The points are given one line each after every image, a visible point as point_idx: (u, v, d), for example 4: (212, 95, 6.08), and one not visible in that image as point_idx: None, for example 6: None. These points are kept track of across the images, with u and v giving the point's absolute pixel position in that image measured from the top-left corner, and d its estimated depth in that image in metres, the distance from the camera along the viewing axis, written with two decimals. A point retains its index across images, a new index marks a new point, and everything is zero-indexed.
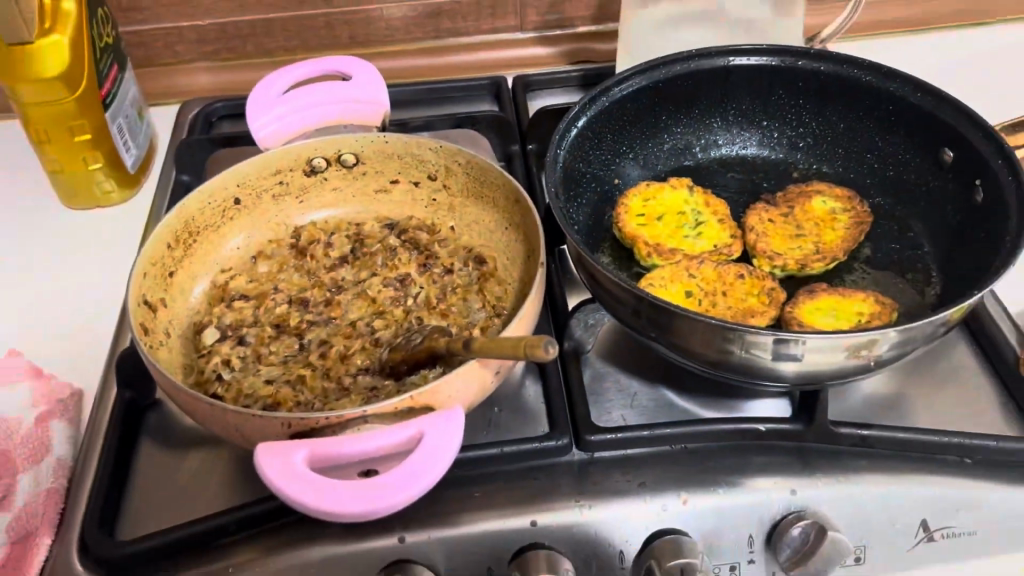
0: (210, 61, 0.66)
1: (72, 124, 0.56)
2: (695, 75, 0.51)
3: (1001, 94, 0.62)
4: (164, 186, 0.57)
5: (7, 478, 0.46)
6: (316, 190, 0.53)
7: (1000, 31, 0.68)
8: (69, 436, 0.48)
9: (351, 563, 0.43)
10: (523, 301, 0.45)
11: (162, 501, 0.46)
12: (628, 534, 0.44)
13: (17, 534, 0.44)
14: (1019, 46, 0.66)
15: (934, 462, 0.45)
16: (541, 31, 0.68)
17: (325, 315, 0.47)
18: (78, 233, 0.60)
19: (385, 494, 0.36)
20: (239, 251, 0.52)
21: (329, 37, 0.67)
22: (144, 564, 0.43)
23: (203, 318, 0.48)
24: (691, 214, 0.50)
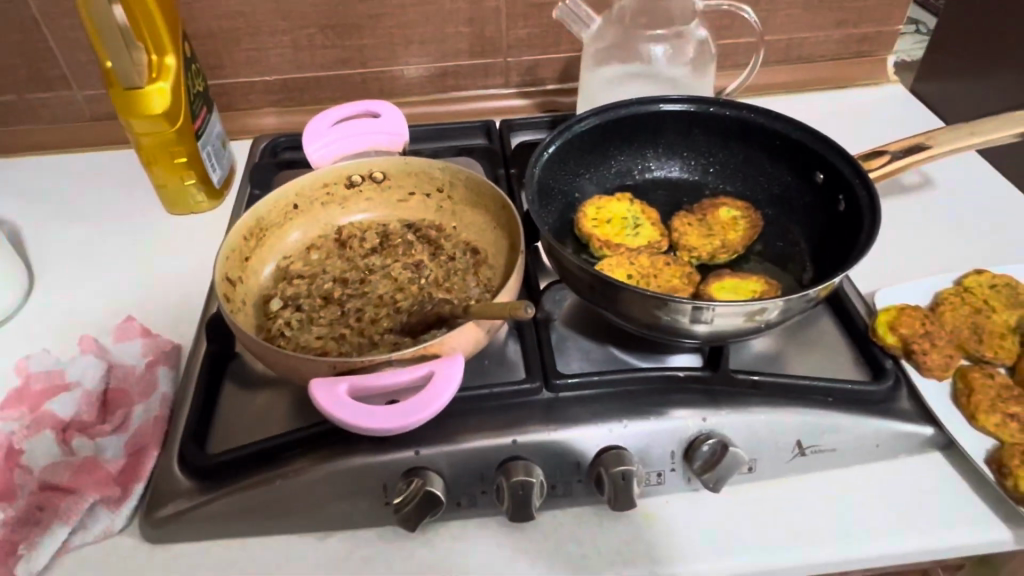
0: (275, 107, 0.92)
1: (172, 149, 0.76)
2: (636, 117, 0.69)
3: (845, 135, 0.87)
4: (241, 198, 0.79)
5: (127, 408, 0.59)
6: (354, 199, 0.70)
7: (854, 93, 0.94)
8: (171, 377, 0.62)
9: (379, 472, 0.52)
10: (507, 279, 0.62)
11: (239, 427, 0.59)
12: (583, 449, 0.53)
13: (132, 448, 0.57)
14: (863, 103, 0.92)
15: (809, 402, 0.56)
16: (520, 87, 0.95)
17: (360, 290, 0.62)
18: (180, 230, 0.80)
19: (411, 414, 0.45)
20: (297, 243, 0.68)
21: (363, 88, 0.92)
22: (222, 472, 0.53)
23: (269, 292, 0.63)
24: (632, 219, 0.66)
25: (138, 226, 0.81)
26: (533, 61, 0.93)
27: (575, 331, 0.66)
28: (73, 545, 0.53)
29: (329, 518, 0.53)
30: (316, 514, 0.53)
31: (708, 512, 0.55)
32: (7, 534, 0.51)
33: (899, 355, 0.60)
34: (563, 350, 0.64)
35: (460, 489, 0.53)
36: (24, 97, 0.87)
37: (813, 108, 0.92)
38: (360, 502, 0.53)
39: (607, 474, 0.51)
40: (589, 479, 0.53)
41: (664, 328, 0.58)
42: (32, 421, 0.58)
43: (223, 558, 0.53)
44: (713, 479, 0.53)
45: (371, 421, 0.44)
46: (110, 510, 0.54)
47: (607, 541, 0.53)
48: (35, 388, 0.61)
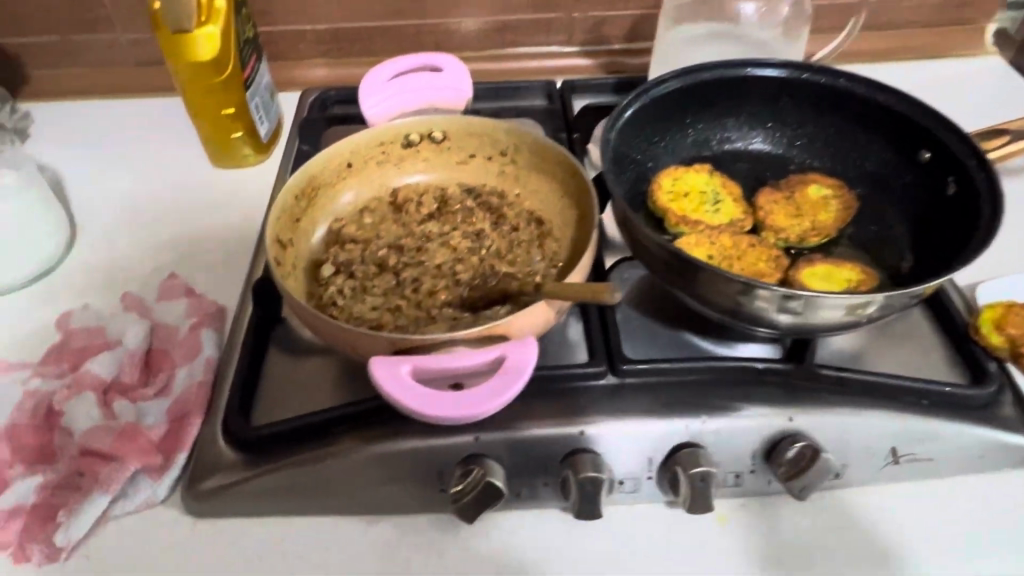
0: (324, 58, 0.87)
1: (219, 98, 0.73)
2: (720, 81, 0.63)
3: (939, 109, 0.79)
4: (289, 153, 0.75)
5: (169, 371, 0.57)
6: (411, 160, 0.65)
7: (949, 63, 0.86)
8: (215, 339, 0.59)
9: (434, 457, 0.49)
10: (575, 254, 0.57)
11: (286, 397, 0.56)
12: (657, 446, 0.49)
13: (175, 414, 0.54)
14: (960, 75, 0.84)
15: (901, 405, 0.51)
16: (583, 46, 0.89)
17: (417, 258, 0.57)
18: (225, 184, 0.77)
19: (479, 402, 0.40)
20: (350, 205, 0.63)
21: (418, 42, 0.87)
22: (266, 446, 0.50)
23: (321, 256, 0.59)
24: (711, 194, 0.61)
25: (180, 178, 0.78)
26: (599, 18, 0.86)
27: (643, 310, 0.61)
28: (113, 513, 0.50)
29: (379, 502, 0.50)
30: (366, 497, 0.50)
31: (788, 518, 0.50)
32: (45, 499, 0.49)
33: (1004, 359, 0.55)
34: (630, 332, 0.59)
35: (520, 479, 0.50)
36: (68, 38, 0.83)
37: (903, 78, 0.84)
38: (411, 487, 0.50)
39: (684, 475, 0.47)
40: (661, 477, 0.49)
41: (745, 316, 0.53)
42: (73, 380, 0.55)
43: (267, 538, 0.50)
44: (800, 487, 0.48)
45: (438, 410, 0.40)
46: (152, 480, 0.51)
47: (677, 544, 0.49)
48: (76, 345, 0.59)
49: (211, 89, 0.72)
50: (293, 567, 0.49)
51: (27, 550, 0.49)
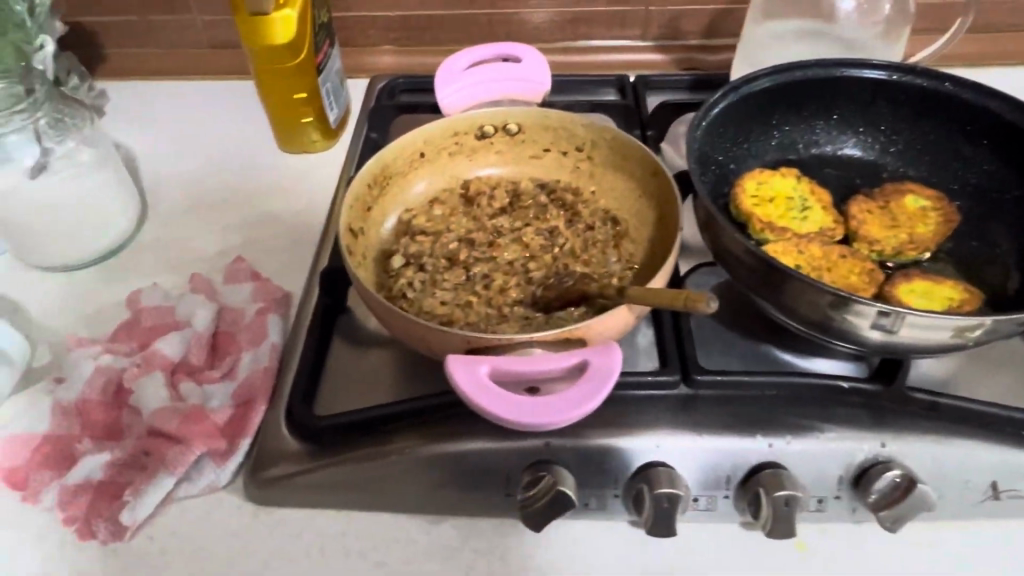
0: (393, 45, 0.86)
1: (292, 83, 0.72)
2: (813, 81, 0.60)
3: None
4: (358, 141, 0.75)
5: (235, 355, 0.56)
6: (484, 152, 0.63)
7: None
8: (281, 325, 0.59)
9: (501, 460, 0.47)
10: (653, 257, 0.55)
11: (349, 389, 0.56)
12: (735, 465, 0.47)
13: (240, 399, 0.54)
14: None
15: (1001, 436, 0.47)
16: (658, 41, 0.86)
17: (489, 253, 0.56)
18: (292, 169, 0.77)
19: (562, 409, 0.38)
20: (420, 195, 0.62)
21: (489, 32, 0.86)
22: (328, 438, 0.49)
23: (390, 247, 0.58)
24: (799, 200, 0.58)
25: (249, 161, 0.78)
26: (677, 12, 0.84)
27: (720, 319, 0.58)
28: (177, 495, 0.50)
29: (441, 503, 0.49)
30: (428, 497, 0.49)
31: (875, 550, 0.47)
32: (113, 476, 0.50)
33: None
34: (706, 342, 0.56)
35: (589, 489, 0.47)
36: (145, 19, 0.84)
37: (1002, 84, 0.79)
38: (476, 490, 0.48)
39: (766, 497, 0.44)
40: (739, 497, 0.47)
41: (834, 331, 0.50)
42: (142, 359, 0.55)
43: (326, 532, 0.49)
44: (891, 519, 0.45)
45: (519, 417, 0.38)
46: (216, 464, 0.51)
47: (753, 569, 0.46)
48: (145, 324, 0.59)
49: (284, 73, 0.71)
50: (352, 564, 0.48)
51: (92, 526, 0.49)
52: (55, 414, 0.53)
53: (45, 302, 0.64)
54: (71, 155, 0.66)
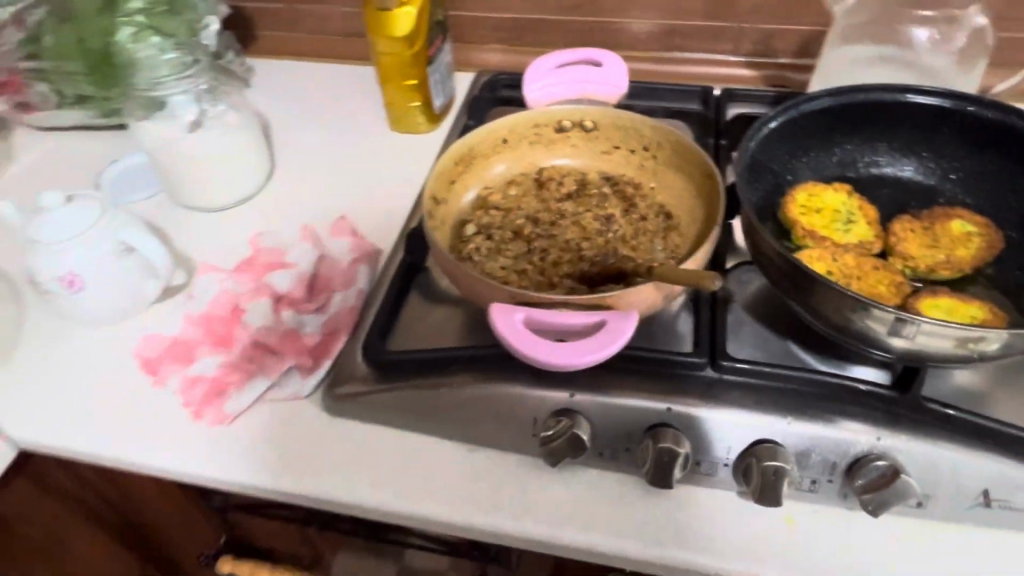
0: (500, 44, 0.96)
1: (406, 71, 0.83)
2: (877, 104, 0.63)
3: None
4: (456, 126, 0.85)
5: (328, 294, 0.68)
6: (560, 144, 0.70)
7: None
8: (369, 275, 0.70)
9: (533, 405, 0.55)
10: (695, 249, 0.60)
11: (417, 334, 0.65)
12: (738, 439, 0.52)
13: (328, 328, 0.64)
14: None
15: (1004, 451, 0.49)
16: (749, 57, 0.90)
17: (549, 231, 0.64)
18: (398, 147, 0.87)
19: (580, 353, 0.46)
20: (499, 176, 0.70)
21: (589, 38, 0.93)
22: (394, 369, 0.58)
23: (467, 217, 0.66)
24: (845, 214, 0.62)
25: (363, 136, 0.89)
26: (770, 31, 0.87)
27: (756, 315, 0.62)
28: (269, 396, 0.61)
29: (479, 435, 0.57)
30: (469, 429, 0.57)
31: (859, 535, 0.51)
32: (223, 375, 0.62)
33: None
34: (738, 334, 0.61)
35: (605, 441, 0.54)
36: (293, 7, 0.97)
37: None
38: (510, 429, 0.56)
39: (757, 465, 0.50)
40: (737, 466, 0.52)
41: (855, 334, 0.53)
42: (256, 287, 0.67)
43: (382, 446, 0.59)
44: (874, 502, 0.49)
45: (538, 351, 0.46)
46: (302, 377, 0.61)
47: (745, 533, 0.52)
48: (262, 261, 0.71)
49: (401, 62, 0.82)
50: (401, 473, 0.57)
51: (203, 410, 0.60)
52: (186, 322, 0.67)
53: (186, 235, 0.78)
54: (222, 117, 0.78)
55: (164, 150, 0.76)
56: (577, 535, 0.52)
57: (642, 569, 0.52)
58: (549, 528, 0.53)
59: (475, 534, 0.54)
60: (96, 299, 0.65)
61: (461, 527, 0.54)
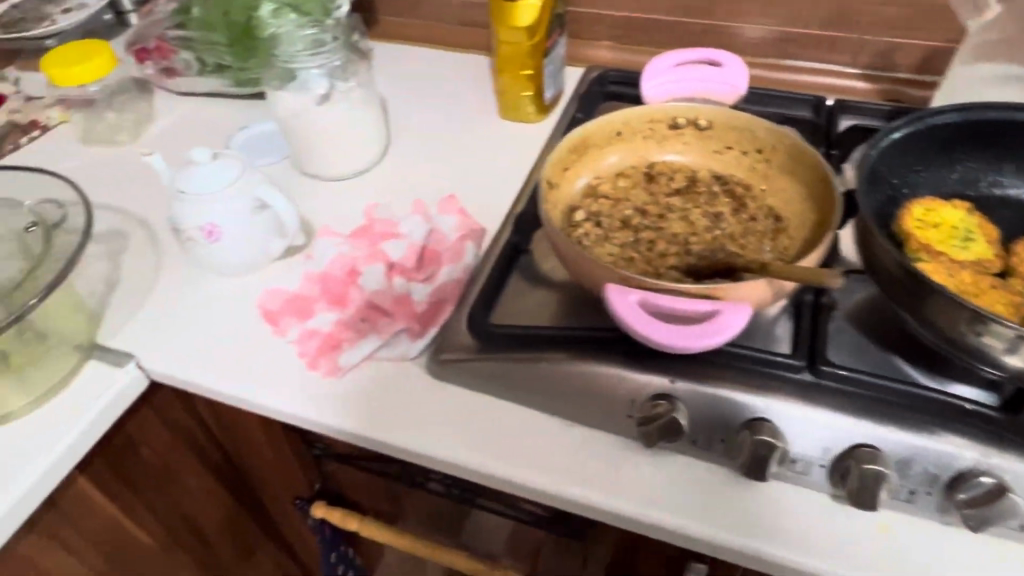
0: (612, 41, 0.98)
1: (523, 60, 0.86)
2: (1005, 123, 0.62)
3: None
4: (565, 118, 0.87)
5: (436, 266, 0.71)
6: (673, 140, 0.71)
7: None
8: (476, 252, 0.73)
9: (630, 389, 0.57)
10: (804, 252, 0.61)
11: (517, 311, 0.67)
12: (835, 443, 0.52)
13: (436, 298, 0.68)
14: None
15: None
16: (866, 70, 0.89)
17: (658, 224, 0.65)
18: (507, 134, 0.91)
19: (688, 338, 0.47)
20: (610, 166, 0.71)
21: (702, 41, 0.94)
22: (498, 342, 0.61)
23: (576, 204, 0.68)
24: (964, 231, 0.61)
25: (474, 121, 0.93)
26: (892, 44, 0.86)
27: (858, 325, 0.62)
28: (379, 355, 0.65)
29: (575, 412, 0.59)
30: (564, 406, 0.59)
31: (929, 544, 0.51)
32: (337, 331, 0.66)
33: None
34: (839, 341, 0.61)
35: (699, 429, 0.55)
36: None
37: None
38: (605, 409, 0.58)
39: (855, 468, 0.50)
40: (833, 468, 0.53)
41: (968, 350, 0.52)
42: (373, 253, 0.72)
43: (479, 413, 0.62)
44: (976, 518, 0.49)
45: (667, 337, 0.48)
46: (410, 340, 0.65)
47: (814, 528, 0.53)
48: (377, 230, 0.76)
49: (519, 53, 0.85)
50: (496, 436, 0.60)
51: (318, 362, 0.65)
52: (305, 280, 0.72)
53: (306, 201, 0.83)
54: (354, 96, 0.83)
55: (296, 120, 0.82)
56: (653, 512, 0.54)
57: (704, 550, 0.54)
58: (627, 503, 0.55)
59: (552, 499, 0.57)
60: (229, 251, 0.70)
61: (545, 492, 0.57)
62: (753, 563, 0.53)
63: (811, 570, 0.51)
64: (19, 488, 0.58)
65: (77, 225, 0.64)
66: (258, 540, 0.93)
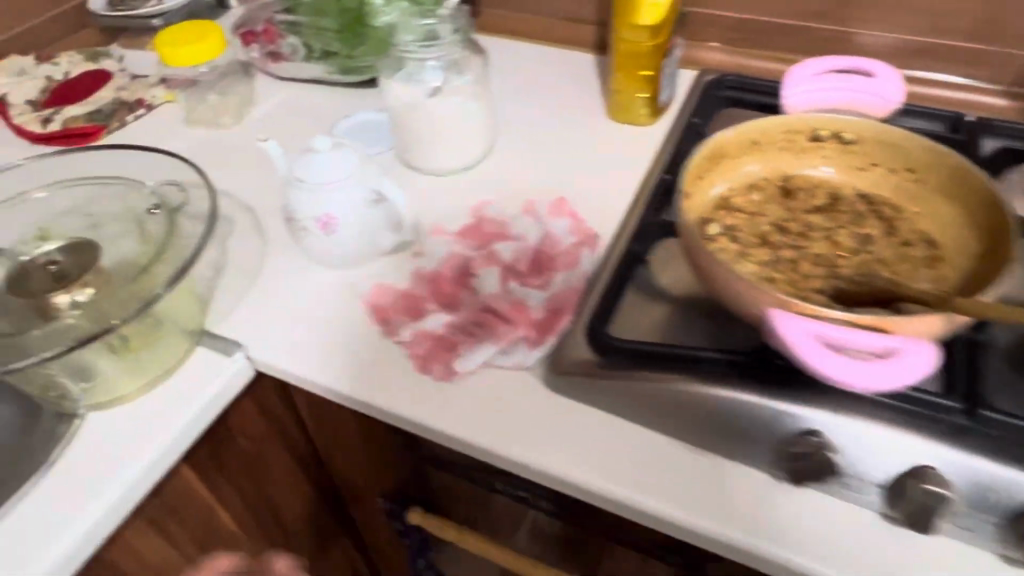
0: (726, 44, 0.93)
1: (641, 60, 0.82)
2: None
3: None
4: (679, 123, 0.83)
5: (551, 272, 0.68)
6: (812, 153, 0.67)
7: None
8: (593, 260, 0.70)
9: (772, 420, 0.53)
10: (967, 284, 0.56)
11: (640, 326, 0.64)
12: (1008, 499, 0.48)
13: (553, 305, 0.65)
14: None
15: None
16: (1009, 86, 0.82)
17: (799, 243, 0.61)
18: (615, 136, 0.87)
19: (865, 377, 0.43)
20: (742, 178, 0.67)
21: (825, 48, 0.89)
22: (624, 359, 0.58)
23: (709, 216, 0.64)
24: None
25: (581, 120, 0.90)
26: None
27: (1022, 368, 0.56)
28: (496, 362, 0.62)
29: (707, 439, 0.56)
30: (696, 432, 0.56)
31: (949, 569, 0.49)
32: (450, 334, 0.63)
33: None
34: (1000, 385, 0.55)
35: (851, 470, 0.52)
36: None
37: None
38: (743, 439, 0.54)
39: None
40: (1008, 527, 0.48)
41: None
42: (486, 254, 0.69)
43: (599, 431, 0.59)
44: None
45: (857, 380, 0.43)
46: (527, 349, 0.62)
47: (836, 539, 0.51)
48: (487, 230, 0.73)
49: (637, 51, 0.82)
50: (575, 440, 0.58)
51: (430, 365, 0.62)
52: (415, 278, 0.70)
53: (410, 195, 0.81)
54: (469, 89, 0.80)
55: (411, 111, 0.79)
56: (675, 511, 0.53)
57: (752, 564, 0.53)
58: (655, 501, 0.54)
59: (579, 491, 0.57)
60: (341, 243, 0.68)
61: (576, 486, 0.56)
62: (760, 564, 0.53)
63: (783, 561, 0.51)
64: (133, 474, 0.58)
65: (199, 210, 0.64)
66: (335, 533, 0.92)
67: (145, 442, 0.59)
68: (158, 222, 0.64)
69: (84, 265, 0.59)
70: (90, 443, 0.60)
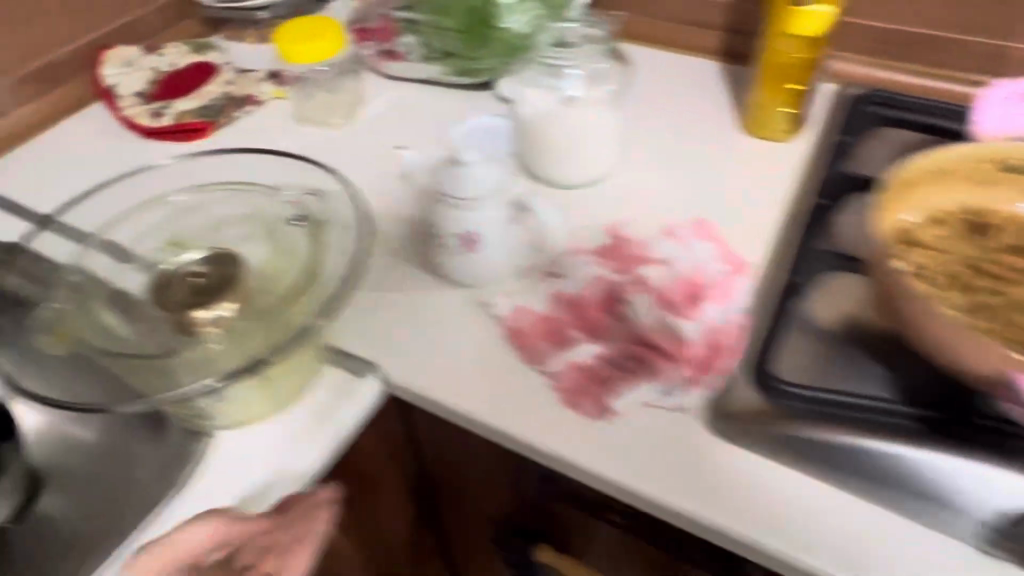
0: (870, 56, 0.84)
1: (789, 73, 0.76)
2: None
3: None
4: (826, 145, 0.78)
5: (704, 302, 0.62)
6: (1002, 184, 0.61)
7: None
8: (749, 291, 0.65)
9: (1001, 489, 0.48)
10: None
11: (810, 367, 0.57)
12: None
13: (712, 340, 0.60)
14: None
15: None
16: None
17: (1002, 287, 0.56)
18: (751, 152, 0.80)
19: None
20: (920, 210, 0.60)
21: (991, 61, 0.79)
22: (813, 414, 0.53)
23: (893, 251, 0.58)
24: None
25: (710, 133, 0.83)
26: None
27: None
28: (658, 402, 0.57)
29: (915, 508, 0.50)
30: (903, 498, 0.50)
31: None
32: (601, 366, 0.59)
33: None
34: None
35: None
36: None
37: None
38: (961, 511, 0.49)
39: None
40: None
41: None
42: (635, 279, 0.64)
43: (777, 490, 0.53)
44: None
45: None
46: (688, 388, 0.57)
47: None
48: (629, 252, 0.68)
49: (787, 64, 0.75)
50: (753, 499, 0.52)
51: (583, 403, 0.58)
52: (553, 301, 0.65)
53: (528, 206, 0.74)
54: (608, 98, 0.75)
55: (546, 119, 0.74)
56: (707, 514, 0.51)
57: (770, 565, 0.51)
58: (721, 519, 0.51)
59: (715, 539, 0.52)
60: (483, 261, 0.64)
61: (713, 533, 0.52)
62: (776, 565, 0.51)
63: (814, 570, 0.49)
64: (281, 497, 0.55)
65: (346, 218, 0.63)
66: (430, 549, 0.88)
67: (290, 462, 0.57)
68: (306, 233, 0.63)
69: (225, 279, 0.59)
70: (238, 457, 0.58)
